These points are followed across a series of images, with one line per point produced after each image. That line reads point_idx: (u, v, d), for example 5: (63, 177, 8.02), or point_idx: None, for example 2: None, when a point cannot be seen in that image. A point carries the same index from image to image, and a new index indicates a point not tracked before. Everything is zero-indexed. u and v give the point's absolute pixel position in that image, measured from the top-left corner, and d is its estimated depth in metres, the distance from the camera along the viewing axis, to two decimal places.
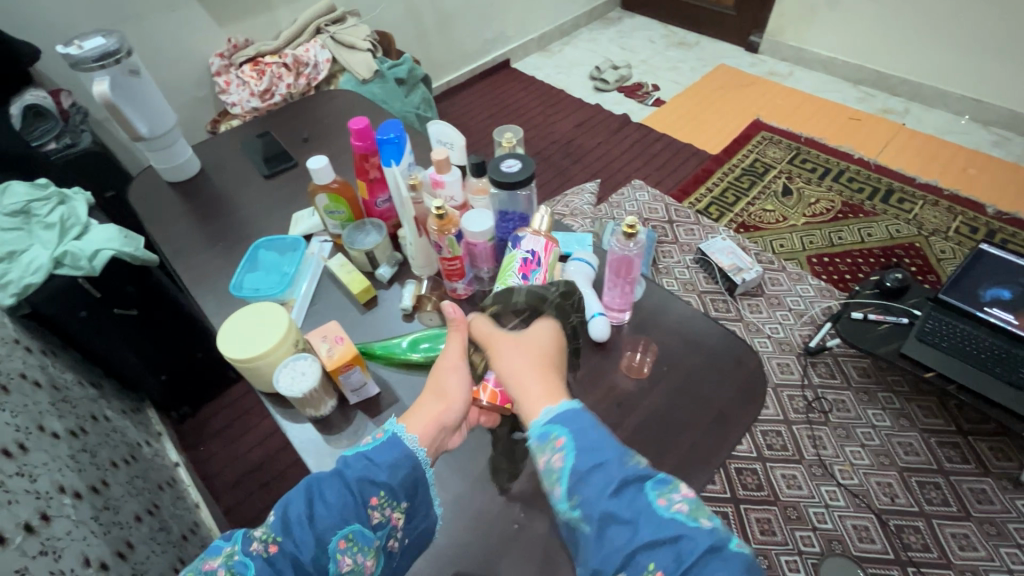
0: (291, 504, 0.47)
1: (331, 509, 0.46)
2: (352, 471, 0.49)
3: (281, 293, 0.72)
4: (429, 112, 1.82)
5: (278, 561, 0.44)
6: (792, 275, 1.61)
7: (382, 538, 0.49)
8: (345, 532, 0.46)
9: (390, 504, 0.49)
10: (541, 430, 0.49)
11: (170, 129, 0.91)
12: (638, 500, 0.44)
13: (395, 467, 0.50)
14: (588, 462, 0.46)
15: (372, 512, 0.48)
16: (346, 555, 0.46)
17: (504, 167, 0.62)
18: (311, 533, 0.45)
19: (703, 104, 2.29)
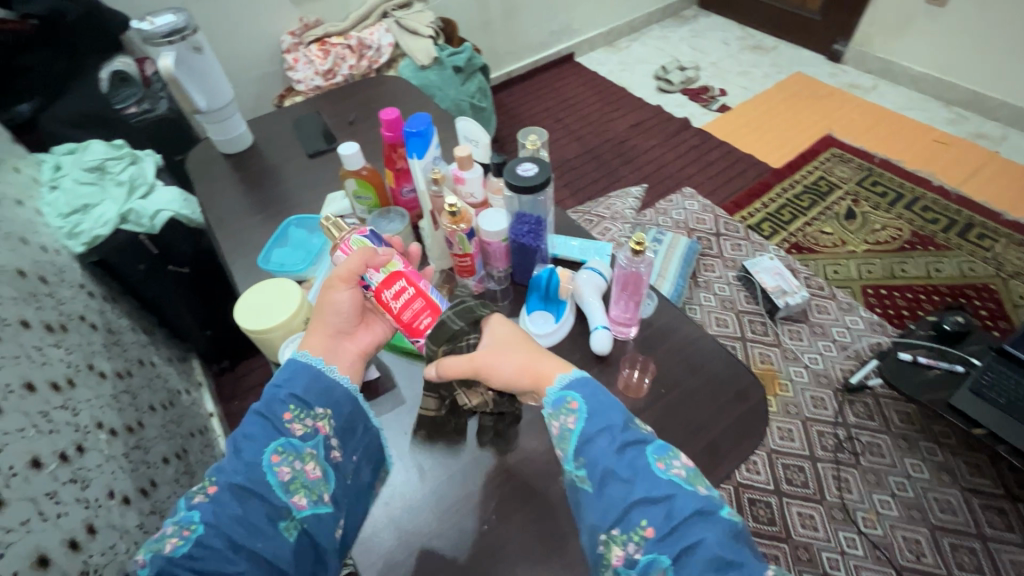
0: (223, 456, 0.52)
1: (251, 436, 0.51)
2: (261, 403, 0.53)
3: (303, 269, 0.76)
4: (483, 102, 1.83)
5: (217, 495, 0.49)
6: (842, 304, 1.52)
7: (316, 446, 0.52)
8: (274, 448, 0.50)
9: (307, 415, 0.53)
10: (555, 396, 0.51)
11: (227, 104, 0.97)
12: (638, 461, 0.46)
13: (299, 380, 0.54)
14: (598, 423, 0.48)
15: (293, 427, 0.52)
16: (282, 466, 0.50)
17: (520, 171, 0.62)
18: (239, 461, 0.50)
19: (772, 113, 2.17)
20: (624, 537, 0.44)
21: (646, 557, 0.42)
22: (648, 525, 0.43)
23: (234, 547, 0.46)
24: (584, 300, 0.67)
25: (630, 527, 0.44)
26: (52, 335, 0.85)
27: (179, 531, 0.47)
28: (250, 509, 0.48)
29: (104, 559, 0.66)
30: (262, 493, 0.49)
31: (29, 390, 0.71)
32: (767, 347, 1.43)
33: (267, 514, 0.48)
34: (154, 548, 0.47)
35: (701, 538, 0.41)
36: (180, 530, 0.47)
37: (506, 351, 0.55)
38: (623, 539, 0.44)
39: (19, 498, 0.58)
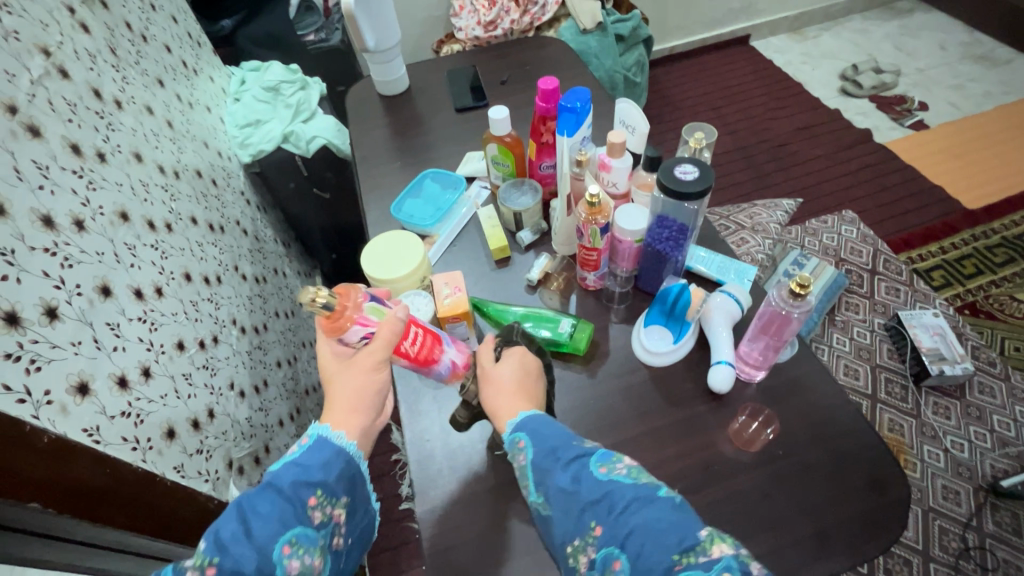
0: (222, 526, 0.44)
1: (267, 518, 0.44)
2: (283, 482, 0.46)
3: (429, 226, 0.77)
4: (638, 77, 1.72)
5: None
6: (1015, 390, 1.26)
7: (326, 536, 0.47)
8: (287, 538, 0.44)
9: (329, 501, 0.47)
10: (507, 439, 0.49)
11: (392, 47, 0.99)
12: (581, 470, 0.45)
13: (334, 464, 0.48)
14: (541, 447, 0.47)
15: (313, 513, 0.46)
16: (293, 559, 0.44)
17: (678, 172, 0.55)
18: (250, 545, 0.42)
19: (983, 142, 1.80)
20: (585, 546, 0.42)
21: (601, 555, 0.40)
22: (595, 524, 0.41)
23: None
24: (712, 327, 0.61)
25: (585, 533, 0.42)
26: (212, 234, 0.95)
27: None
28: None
29: (215, 442, 0.75)
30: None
31: (187, 279, 0.81)
32: (902, 415, 1.23)
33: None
34: None
35: (642, 521, 0.39)
36: None
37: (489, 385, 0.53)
38: (581, 547, 0.42)
39: (162, 374, 0.68)
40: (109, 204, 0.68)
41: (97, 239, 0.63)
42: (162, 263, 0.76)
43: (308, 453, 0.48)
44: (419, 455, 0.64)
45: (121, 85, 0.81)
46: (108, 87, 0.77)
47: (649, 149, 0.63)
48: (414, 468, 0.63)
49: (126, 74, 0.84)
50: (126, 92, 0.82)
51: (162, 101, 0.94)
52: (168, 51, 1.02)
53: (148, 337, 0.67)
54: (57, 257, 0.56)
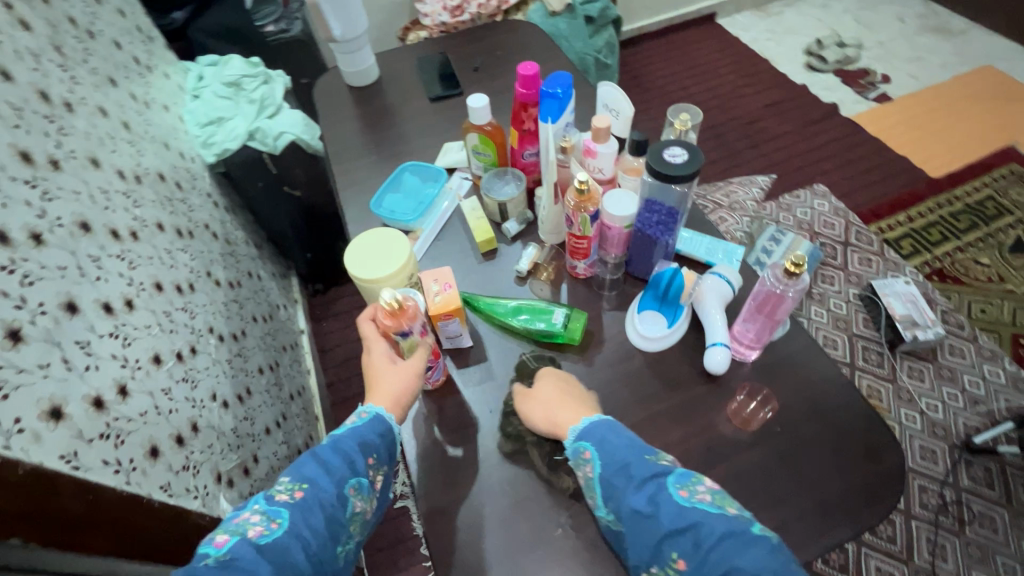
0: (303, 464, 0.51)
1: (342, 462, 0.52)
2: (350, 439, 0.53)
3: (412, 220, 0.75)
4: (610, 59, 1.70)
5: (305, 503, 0.48)
6: (982, 351, 1.31)
7: (376, 493, 0.55)
8: (352, 484, 0.52)
9: (382, 463, 0.55)
10: (572, 446, 0.52)
11: (359, 36, 0.95)
12: (659, 493, 0.46)
13: (390, 431, 0.56)
14: (613, 466, 0.49)
15: (370, 470, 0.54)
16: (355, 502, 0.52)
17: (667, 155, 0.54)
18: (331, 480, 0.50)
19: (943, 112, 1.85)
20: (664, 572, 0.44)
21: None
22: (678, 558, 0.43)
23: (309, 561, 0.46)
24: (704, 309, 0.61)
25: (664, 561, 0.44)
26: (181, 240, 0.91)
27: (264, 524, 0.46)
28: (324, 532, 0.48)
29: (202, 457, 0.73)
30: (337, 520, 0.49)
31: (157, 290, 0.77)
32: (879, 381, 1.28)
33: (332, 537, 0.49)
34: (234, 532, 0.46)
35: (736, 565, 0.40)
36: (265, 521, 0.47)
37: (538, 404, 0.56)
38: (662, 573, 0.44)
39: (139, 391, 0.64)
40: (68, 214, 0.64)
41: (56, 252, 0.59)
42: (131, 274, 0.72)
43: (367, 419, 0.55)
44: (420, 457, 0.60)
45: (70, 86, 0.76)
46: (55, 88, 0.72)
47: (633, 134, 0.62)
48: (414, 471, 0.60)
49: (75, 74, 0.79)
50: (75, 93, 0.77)
51: (116, 101, 0.88)
52: (118, 47, 0.96)
53: (122, 353, 0.64)
54: (15, 275, 0.52)
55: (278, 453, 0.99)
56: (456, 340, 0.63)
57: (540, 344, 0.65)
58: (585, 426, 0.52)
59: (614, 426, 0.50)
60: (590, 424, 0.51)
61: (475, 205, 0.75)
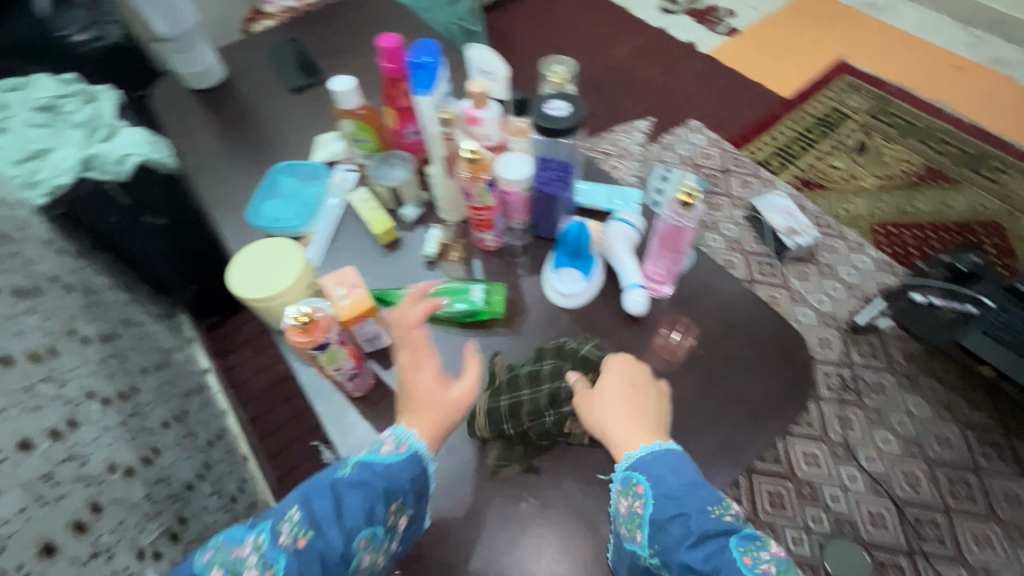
0: (316, 501, 0.48)
1: (355, 507, 0.48)
2: (377, 480, 0.50)
3: (300, 225, 0.69)
4: (475, 25, 1.67)
5: (307, 556, 0.45)
6: (850, 244, 1.48)
7: (391, 538, 0.51)
8: (365, 535, 0.48)
9: (403, 506, 0.51)
10: (623, 475, 0.49)
11: (190, 31, 0.84)
12: (718, 554, 0.43)
13: (412, 473, 0.52)
14: (668, 511, 0.46)
15: (389, 517, 0.50)
16: (365, 555, 0.48)
17: (549, 110, 0.53)
18: (339, 530, 0.46)
19: (782, 37, 2.02)
20: None
21: None
22: None
23: None
24: (615, 256, 0.62)
25: None
26: (23, 301, 0.77)
27: (261, 569, 0.45)
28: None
29: (115, 537, 0.64)
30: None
31: (6, 365, 0.65)
32: (775, 288, 1.41)
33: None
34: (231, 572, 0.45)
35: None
36: (262, 568, 0.45)
37: (606, 408, 0.52)
38: None
39: (10, 486, 0.54)
40: None
41: None
42: None
43: (399, 460, 0.51)
44: None
45: None
46: None
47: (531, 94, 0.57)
48: None
49: None
50: None
51: None
52: None
53: None
54: None
55: (209, 506, 0.90)
56: (376, 341, 0.58)
57: (466, 324, 0.63)
58: (641, 462, 0.49)
59: (677, 468, 0.47)
60: (650, 459, 0.48)
61: (366, 195, 0.70)
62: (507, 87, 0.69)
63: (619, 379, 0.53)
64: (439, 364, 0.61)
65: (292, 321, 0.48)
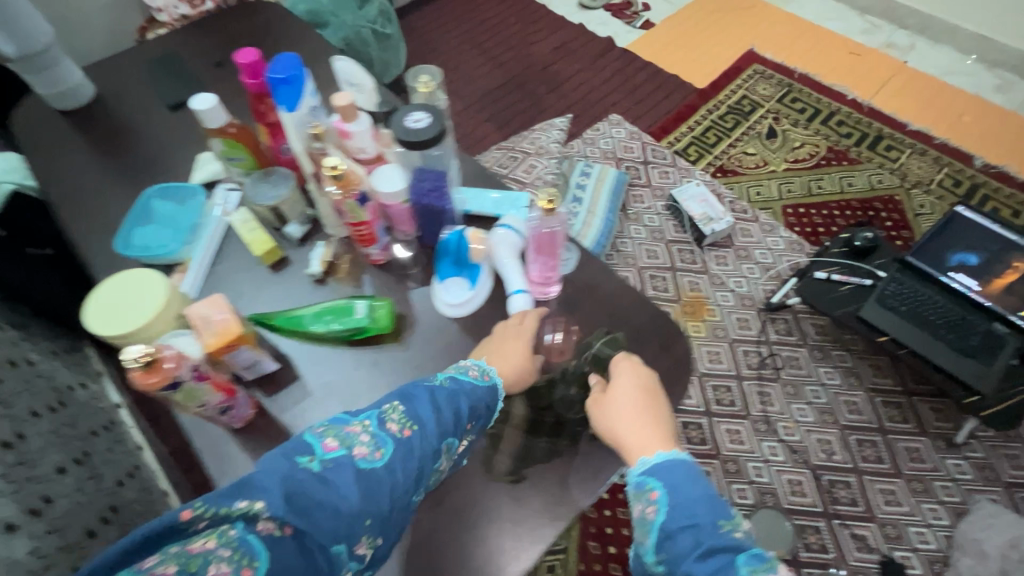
0: (418, 403, 0.51)
1: (447, 418, 0.52)
2: (470, 396, 0.54)
3: (175, 251, 0.65)
4: (387, 27, 1.64)
5: (408, 446, 0.49)
6: (764, 226, 1.55)
7: (455, 454, 0.55)
8: (448, 443, 0.52)
9: (473, 428, 0.55)
10: (638, 480, 0.52)
11: (47, 48, 0.79)
12: (726, 570, 0.45)
13: (490, 402, 0.56)
14: (680, 520, 0.48)
15: (464, 434, 0.54)
16: (442, 460, 0.52)
17: (409, 122, 0.53)
18: (435, 435, 0.50)
19: (696, 29, 2.09)
20: None
21: None
22: None
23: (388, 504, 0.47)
24: (500, 262, 0.62)
25: None
26: None
27: (368, 449, 0.47)
28: (409, 482, 0.48)
29: None
30: (419, 476, 0.50)
31: None
32: (695, 274, 1.46)
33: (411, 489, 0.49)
34: (342, 442, 0.46)
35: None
36: (370, 448, 0.47)
37: (614, 413, 0.56)
38: None
39: None
40: None
41: None
42: None
43: (486, 385, 0.55)
44: None
45: None
46: None
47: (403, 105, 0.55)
48: None
49: None
50: None
51: None
52: None
53: None
54: None
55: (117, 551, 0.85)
56: (253, 369, 0.55)
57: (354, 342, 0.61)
58: (658, 468, 0.52)
59: (691, 478, 0.50)
60: (665, 467, 0.51)
61: (246, 214, 0.67)
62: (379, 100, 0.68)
63: (631, 387, 0.57)
64: (326, 388, 0.58)
65: (132, 363, 0.43)
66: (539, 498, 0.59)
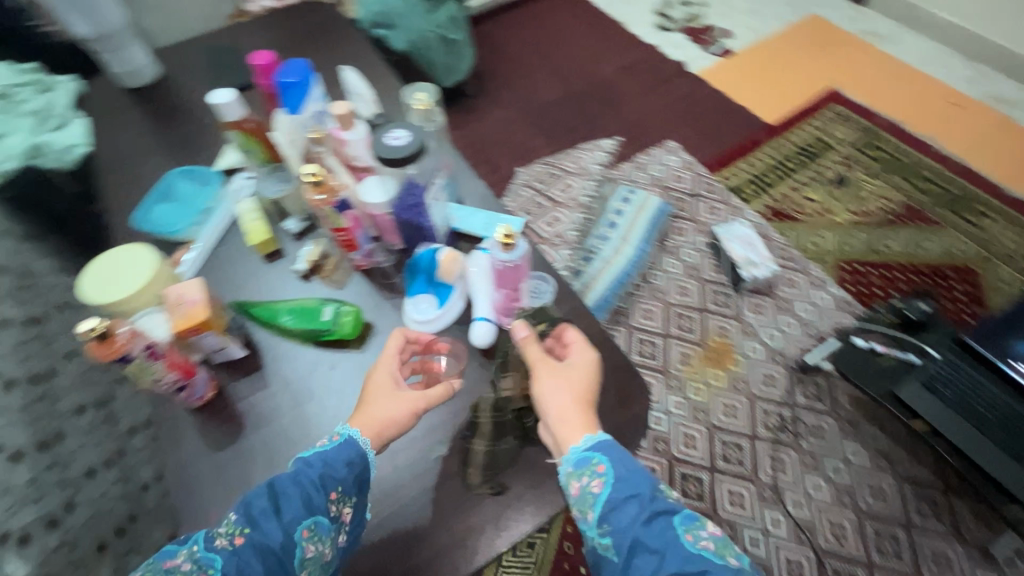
0: (255, 501, 0.50)
1: (293, 502, 0.50)
2: (314, 470, 0.52)
3: (183, 230, 0.70)
4: (454, 33, 1.68)
5: (244, 551, 0.47)
6: (812, 279, 1.44)
7: (337, 530, 0.52)
8: (309, 522, 0.50)
9: (346, 497, 0.53)
10: (580, 456, 0.53)
11: (118, 31, 0.88)
12: (666, 532, 0.49)
13: (348, 464, 0.53)
14: (625, 491, 0.51)
15: (330, 505, 0.51)
16: (311, 544, 0.49)
17: (389, 138, 0.55)
18: (277, 523, 0.49)
19: (776, 61, 1.98)
20: None
21: None
22: None
23: None
24: (472, 284, 0.63)
25: None
26: None
27: (197, 573, 0.46)
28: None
29: None
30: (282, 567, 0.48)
31: None
32: (726, 319, 1.38)
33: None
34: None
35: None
36: (200, 569, 0.46)
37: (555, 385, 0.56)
38: None
39: None
40: None
41: None
42: None
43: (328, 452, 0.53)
44: (187, 482, 0.57)
45: None
46: None
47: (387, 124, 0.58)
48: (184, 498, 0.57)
49: None
50: None
51: None
52: None
53: None
54: None
55: None
56: (219, 354, 0.59)
57: (322, 342, 0.63)
58: (601, 444, 0.53)
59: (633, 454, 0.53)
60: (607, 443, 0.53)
61: (252, 203, 0.71)
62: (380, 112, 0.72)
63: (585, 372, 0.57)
64: (286, 381, 0.61)
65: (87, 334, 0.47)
66: (458, 528, 0.59)
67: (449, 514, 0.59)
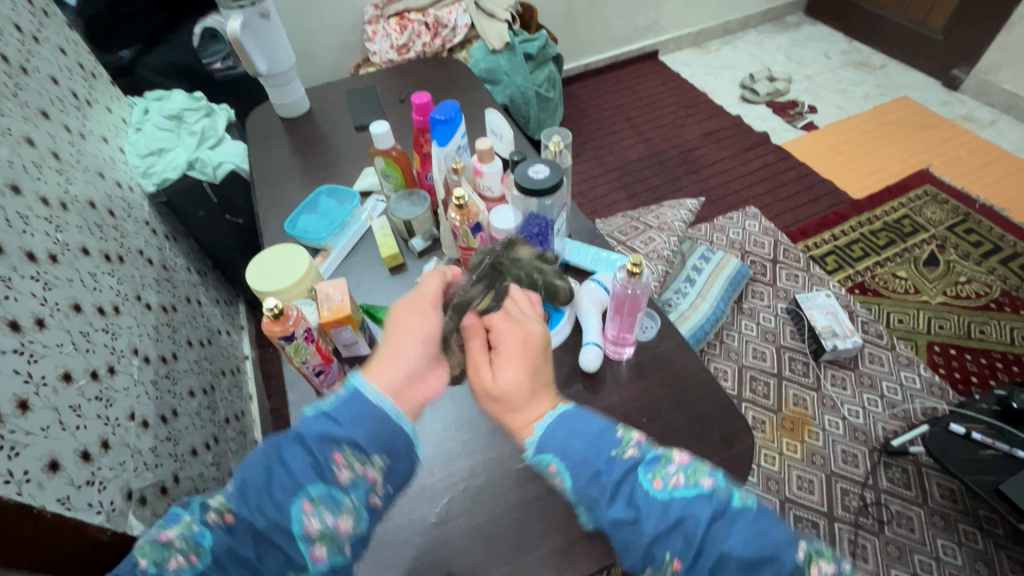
0: (250, 472, 0.48)
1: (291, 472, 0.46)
2: (313, 433, 0.48)
3: (323, 238, 0.79)
4: (551, 92, 1.82)
5: (237, 527, 0.47)
6: (899, 357, 1.38)
7: (357, 495, 0.47)
8: (309, 495, 0.46)
9: (359, 460, 0.47)
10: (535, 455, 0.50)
11: (287, 70, 1.02)
12: (635, 491, 0.45)
13: (362, 425, 0.48)
14: (583, 474, 0.47)
15: (341, 473, 0.47)
16: (313, 518, 0.46)
17: (531, 172, 0.62)
18: (268, 499, 0.46)
19: (864, 138, 1.99)
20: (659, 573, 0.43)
21: None
22: (674, 560, 0.42)
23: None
24: (582, 311, 0.68)
25: (659, 563, 0.43)
26: (108, 264, 0.94)
27: (189, 552, 0.47)
28: (265, 554, 0.46)
29: (110, 473, 0.73)
30: (283, 542, 0.46)
31: (76, 311, 0.80)
32: (804, 389, 1.34)
33: (288, 561, 0.46)
34: (161, 558, 0.48)
35: (724, 551, 0.41)
36: (188, 550, 0.47)
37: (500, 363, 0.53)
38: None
39: (43, 407, 0.66)
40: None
41: None
42: (45, 294, 0.75)
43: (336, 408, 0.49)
44: None
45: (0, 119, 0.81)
46: None
47: (524, 161, 0.64)
48: None
49: (1, 107, 0.82)
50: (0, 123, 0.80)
51: (47, 133, 0.92)
52: (55, 82, 1.01)
53: (26, 369, 0.65)
54: None
55: (205, 476, 0.99)
56: (349, 348, 0.65)
57: None
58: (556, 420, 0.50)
59: (572, 431, 0.49)
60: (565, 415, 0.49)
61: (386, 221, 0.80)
62: (512, 151, 0.80)
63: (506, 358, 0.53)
64: None
65: (267, 311, 0.55)
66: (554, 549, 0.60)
67: (543, 529, 0.59)
